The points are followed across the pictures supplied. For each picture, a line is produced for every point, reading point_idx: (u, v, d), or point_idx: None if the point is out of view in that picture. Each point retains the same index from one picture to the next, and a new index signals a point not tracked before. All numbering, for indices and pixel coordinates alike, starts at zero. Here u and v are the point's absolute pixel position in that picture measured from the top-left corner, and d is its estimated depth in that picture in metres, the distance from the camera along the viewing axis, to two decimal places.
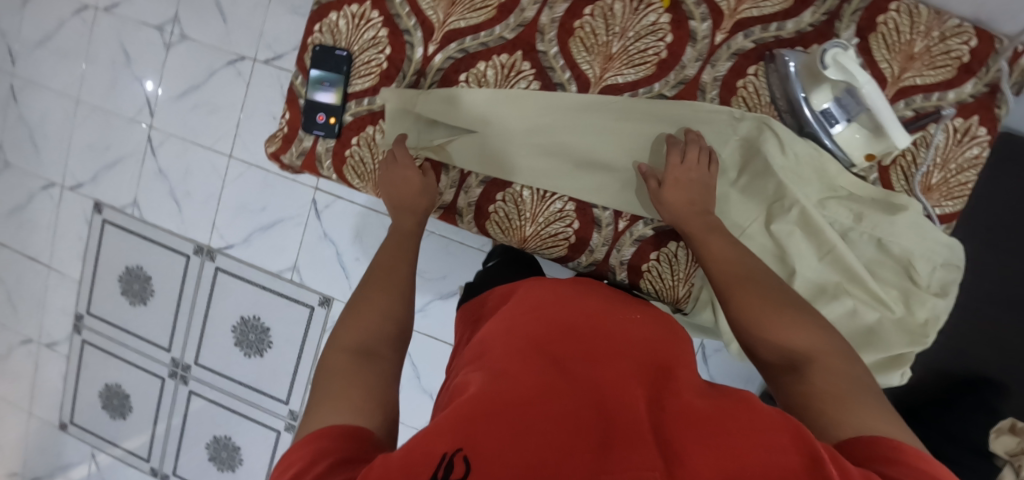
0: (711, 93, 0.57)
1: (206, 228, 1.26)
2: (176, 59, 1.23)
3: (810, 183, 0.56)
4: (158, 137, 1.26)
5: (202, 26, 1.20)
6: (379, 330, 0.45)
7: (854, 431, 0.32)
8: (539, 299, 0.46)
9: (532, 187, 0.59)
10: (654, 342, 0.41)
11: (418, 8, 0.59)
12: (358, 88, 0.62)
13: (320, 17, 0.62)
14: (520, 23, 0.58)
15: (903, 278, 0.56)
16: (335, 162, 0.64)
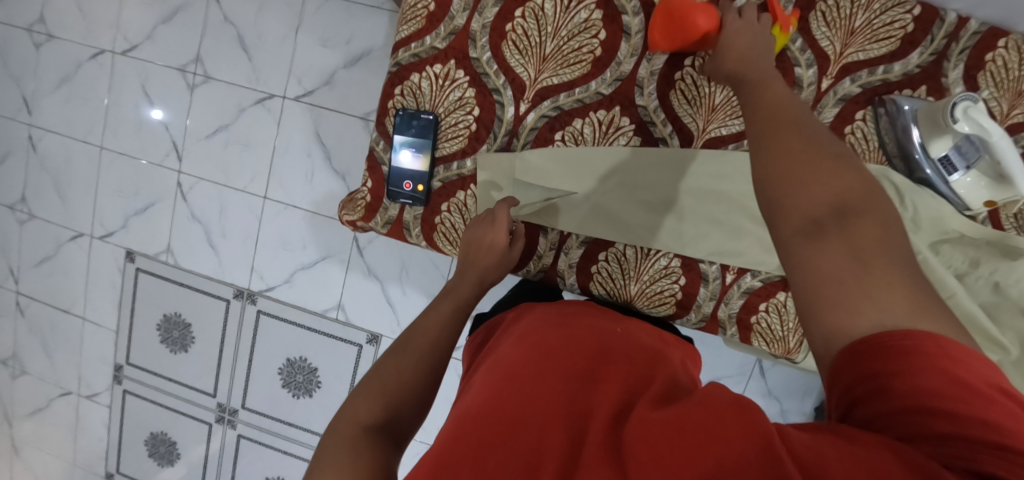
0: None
1: (244, 271, 1.24)
2: (202, 100, 1.20)
3: (924, 225, 0.55)
4: (188, 181, 1.23)
5: (227, 65, 1.17)
6: (394, 398, 0.43)
7: (875, 318, 0.26)
8: (520, 331, 0.47)
9: (636, 246, 0.61)
10: (630, 355, 0.41)
11: (507, 65, 0.62)
12: (445, 151, 0.66)
13: (401, 79, 0.65)
14: (617, 77, 0.59)
15: (1022, 320, 0.54)
16: (424, 228, 0.68)
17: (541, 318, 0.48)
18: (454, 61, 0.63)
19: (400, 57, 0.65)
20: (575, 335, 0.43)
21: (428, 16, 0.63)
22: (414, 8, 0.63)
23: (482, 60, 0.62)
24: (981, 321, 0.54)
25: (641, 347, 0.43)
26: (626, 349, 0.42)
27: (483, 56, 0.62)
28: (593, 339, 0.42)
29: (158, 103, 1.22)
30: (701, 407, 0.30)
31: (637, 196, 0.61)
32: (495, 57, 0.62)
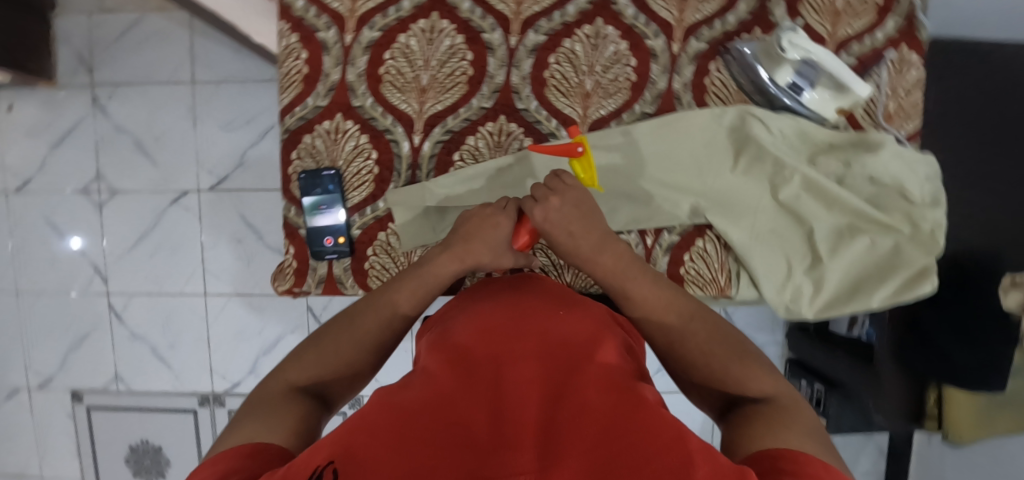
0: (683, 98, 0.64)
1: (203, 374, 1.20)
2: (113, 213, 1.19)
3: (795, 145, 0.63)
4: (121, 301, 1.20)
5: (131, 174, 1.18)
6: (326, 373, 0.54)
7: (777, 443, 0.34)
8: (473, 321, 0.51)
9: None
10: (566, 347, 0.46)
11: (391, 104, 0.67)
12: (356, 199, 0.68)
13: (294, 143, 0.67)
14: (493, 90, 0.66)
15: (900, 201, 0.61)
16: (356, 277, 0.68)
17: (496, 310, 0.53)
18: (340, 114, 0.66)
19: (286, 122, 0.67)
20: (526, 331, 0.48)
21: (303, 78, 0.66)
22: (289, 73, 0.66)
23: (366, 106, 0.67)
24: (869, 212, 0.61)
25: (579, 335, 0.48)
26: (564, 342, 0.47)
27: (366, 102, 0.67)
28: (537, 335, 0.47)
29: (67, 230, 1.20)
30: (624, 412, 0.35)
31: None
32: (378, 100, 0.67)
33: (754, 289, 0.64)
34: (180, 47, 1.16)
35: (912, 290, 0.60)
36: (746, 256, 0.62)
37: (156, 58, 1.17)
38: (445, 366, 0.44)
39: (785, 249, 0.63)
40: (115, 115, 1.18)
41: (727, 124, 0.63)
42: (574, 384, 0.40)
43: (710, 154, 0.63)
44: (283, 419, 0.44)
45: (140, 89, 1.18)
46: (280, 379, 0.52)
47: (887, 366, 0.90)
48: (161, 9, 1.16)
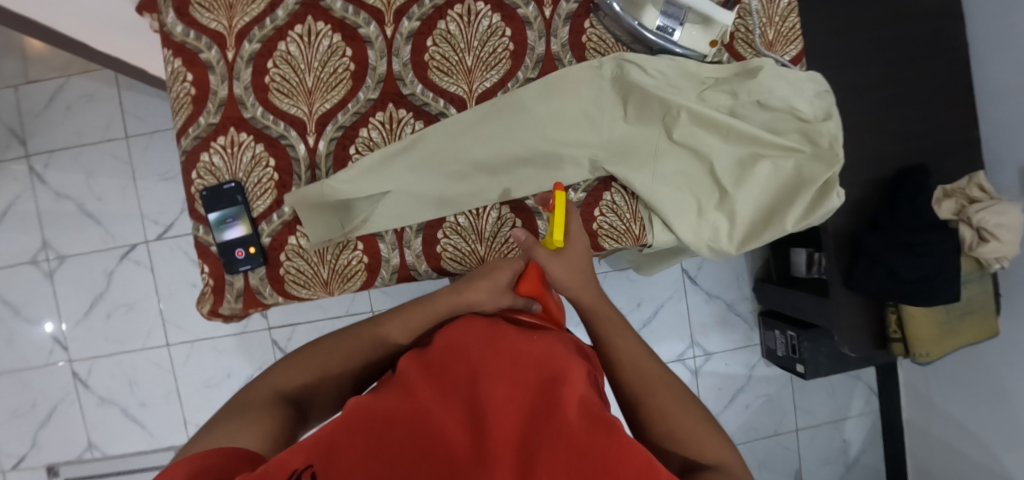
0: (566, 58, 0.77)
1: (177, 428, 1.38)
2: (64, 280, 1.37)
3: (688, 89, 0.76)
4: (84, 367, 1.36)
5: (76, 241, 1.37)
6: (306, 383, 0.63)
7: None
8: (452, 347, 0.57)
9: (464, 213, 0.77)
10: (541, 371, 0.50)
11: (282, 110, 0.74)
12: (261, 209, 0.75)
13: (193, 163, 0.74)
14: (378, 80, 0.75)
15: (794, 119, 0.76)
16: (273, 285, 0.76)
17: (480, 330, 0.59)
18: (233, 127, 0.74)
19: (184, 143, 0.74)
20: (504, 352, 0.53)
21: (193, 98, 0.74)
22: (179, 96, 0.74)
23: (257, 116, 0.74)
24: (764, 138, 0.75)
25: (557, 358, 0.52)
26: (540, 366, 0.51)
27: (256, 112, 0.74)
28: (513, 359, 0.52)
29: (35, 317, 1.36)
30: (583, 426, 0.39)
31: (447, 167, 0.75)
32: (269, 109, 0.74)
33: (667, 222, 0.78)
34: (111, 106, 1.36)
35: (820, 204, 0.78)
36: (656, 193, 0.76)
37: (82, 124, 1.37)
38: (424, 387, 0.49)
39: (692, 184, 0.78)
40: (52, 181, 1.36)
41: (620, 79, 0.75)
42: (544, 407, 0.44)
43: (608, 112, 0.76)
44: (263, 419, 0.52)
45: (74, 151, 1.36)
46: (265, 385, 0.61)
47: (839, 289, 1.06)
48: (84, 71, 1.36)
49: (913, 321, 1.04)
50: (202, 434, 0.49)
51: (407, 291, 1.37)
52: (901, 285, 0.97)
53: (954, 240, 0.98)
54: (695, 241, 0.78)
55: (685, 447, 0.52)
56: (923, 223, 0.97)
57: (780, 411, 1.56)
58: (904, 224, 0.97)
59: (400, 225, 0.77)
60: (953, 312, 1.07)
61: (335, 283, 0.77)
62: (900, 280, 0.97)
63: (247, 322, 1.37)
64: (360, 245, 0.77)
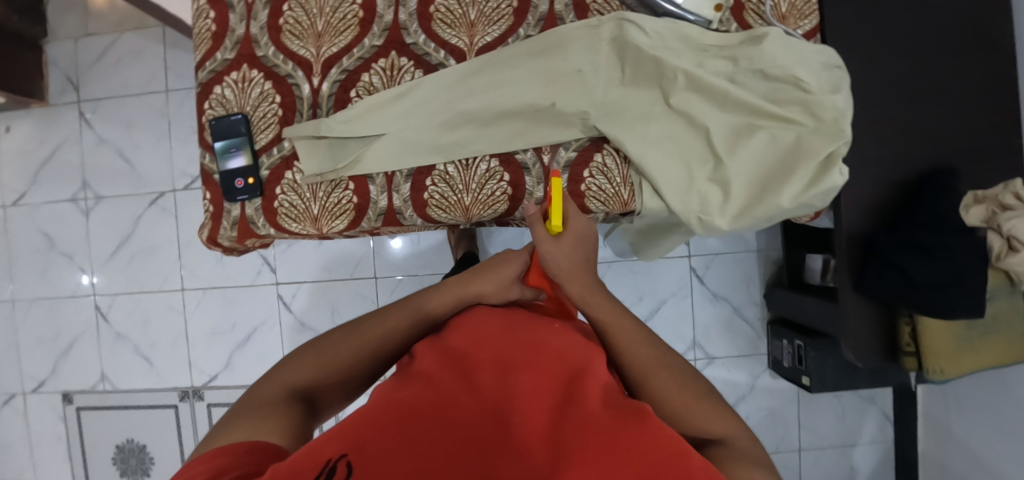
0: (731, 29, 0.63)
1: (183, 370, 1.22)
2: (100, 222, 1.22)
3: (808, 58, 0.59)
4: (106, 301, 1.23)
5: (112, 179, 1.21)
6: (324, 376, 0.46)
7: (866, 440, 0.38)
8: (471, 328, 0.47)
9: (611, 153, 0.62)
10: (565, 358, 0.41)
11: (442, 40, 0.63)
12: (263, 142, 0.64)
13: (206, 95, 0.65)
14: (538, 18, 0.63)
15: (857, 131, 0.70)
16: (267, 217, 0.64)
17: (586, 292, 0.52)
18: (394, 52, 0.63)
19: (200, 77, 0.65)
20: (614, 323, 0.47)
21: (213, 36, 0.65)
22: (200, 32, 0.66)
23: (268, 55, 0.64)
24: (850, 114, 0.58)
25: (577, 348, 0.44)
26: (557, 353, 0.42)
27: (418, 39, 0.63)
28: (537, 346, 0.43)
29: (70, 251, 1.24)
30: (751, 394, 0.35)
31: (571, 100, 0.60)
32: (430, 37, 0.63)
33: (725, 189, 0.60)
34: (154, 62, 1.20)
35: (821, 181, 0.58)
36: (738, 153, 0.59)
37: (131, 73, 1.20)
38: (439, 370, 0.40)
39: (754, 161, 0.60)
40: (98, 128, 1.22)
41: (748, 32, 0.59)
42: (573, 393, 0.36)
43: (706, 60, 0.60)
44: (275, 423, 0.38)
45: (118, 102, 1.21)
46: (277, 382, 0.44)
47: (850, 297, 0.86)
48: (138, 27, 1.20)
49: (931, 332, 0.81)
50: (215, 439, 0.36)
51: (417, 261, 1.17)
52: (918, 290, 0.77)
53: (980, 250, 0.77)
54: (764, 213, 0.60)
55: (691, 425, 0.40)
56: (944, 223, 0.77)
57: (781, 426, 1.21)
58: (925, 223, 0.77)
59: (547, 145, 0.63)
60: (973, 327, 0.84)
61: (325, 220, 0.64)
62: (913, 285, 0.77)
63: (254, 275, 1.20)
64: (496, 164, 0.63)
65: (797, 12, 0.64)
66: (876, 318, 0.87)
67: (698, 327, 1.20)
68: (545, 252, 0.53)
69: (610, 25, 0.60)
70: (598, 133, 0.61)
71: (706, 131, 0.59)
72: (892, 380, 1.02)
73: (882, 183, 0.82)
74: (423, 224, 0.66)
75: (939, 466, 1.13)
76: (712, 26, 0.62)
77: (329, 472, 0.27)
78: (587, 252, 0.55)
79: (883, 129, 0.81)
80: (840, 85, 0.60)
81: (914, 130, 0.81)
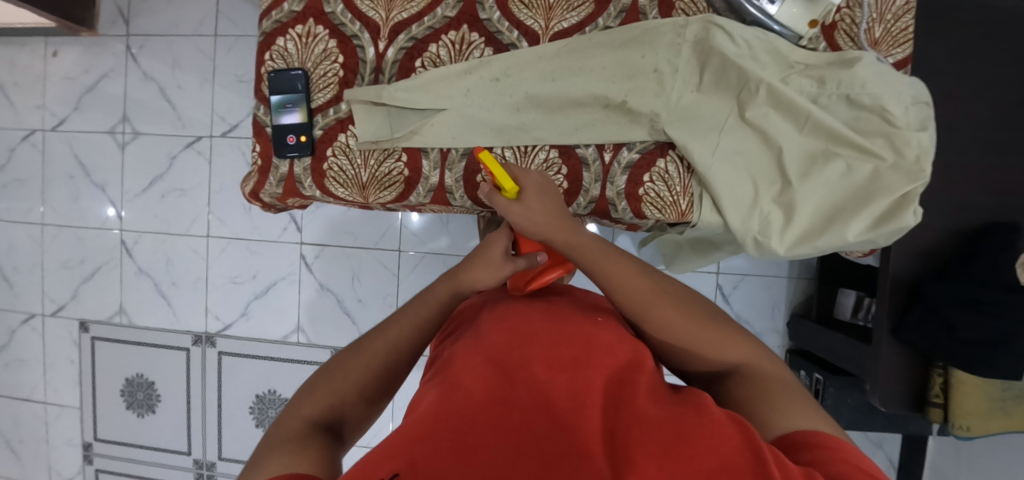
0: (818, 48, 0.60)
1: (199, 315, 1.24)
2: (135, 158, 1.22)
3: (900, 89, 0.55)
4: (132, 237, 1.24)
5: (152, 116, 1.21)
6: (341, 398, 0.44)
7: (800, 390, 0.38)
8: (510, 320, 0.45)
9: (676, 160, 0.60)
10: (612, 356, 0.40)
11: (517, 20, 0.60)
12: (321, 101, 0.63)
13: (267, 45, 0.63)
14: (620, 10, 0.60)
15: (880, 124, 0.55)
16: (315, 178, 0.63)
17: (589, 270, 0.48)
18: (465, 26, 0.61)
19: (263, 26, 0.63)
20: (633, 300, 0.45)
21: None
22: None
23: (336, 12, 0.62)
24: (934, 154, 0.55)
25: (623, 344, 0.42)
26: (604, 351, 0.41)
27: (492, 15, 0.60)
28: (581, 341, 0.41)
29: (101, 183, 1.24)
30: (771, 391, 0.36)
31: (644, 99, 0.58)
32: (505, 15, 0.60)
33: (789, 214, 0.57)
34: (207, 3, 1.18)
35: (893, 219, 0.56)
36: (809, 178, 0.56)
37: (183, 12, 1.19)
38: (482, 370, 0.39)
39: (825, 190, 0.57)
40: (143, 64, 1.21)
41: (841, 53, 0.56)
42: (626, 397, 0.35)
43: (790, 77, 0.57)
44: (306, 452, 0.35)
45: (166, 40, 1.20)
46: (293, 417, 0.41)
47: (885, 341, 0.83)
48: None
49: (964, 389, 0.79)
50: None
51: (441, 239, 1.15)
52: (959, 345, 0.75)
53: None
54: (826, 244, 0.57)
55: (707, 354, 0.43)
56: (999, 280, 0.73)
57: None
58: (977, 278, 0.74)
59: (610, 143, 0.61)
60: (1009, 389, 0.81)
61: (373, 190, 0.62)
62: (957, 340, 0.75)
63: (280, 231, 1.20)
64: (555, 155, 0.61)
65: (892, 38, 0.60)
66: (907, 366, 0.84)
67: None
68: (515, 217, 0.50)
69: (697, 27, 0.57)
70: (666, 138, 0.59)
71: (779, 151, 0.57)
72: (909, 429, 0.99)
73: (940, 229, 0.79)
74: (470, 206, 0.65)
75: None
76: (801, 41, 0.59)
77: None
78: (554, 199, 0.52)
79: (952, 173, 0.77)
80: (927, 123, 0.56)
81: (985, 178, 0.77)
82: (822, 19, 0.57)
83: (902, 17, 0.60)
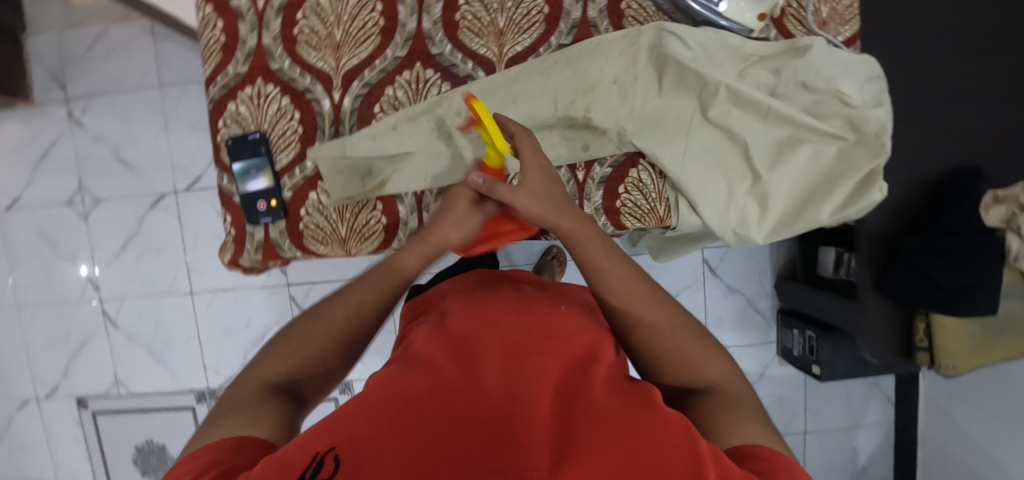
0: (770, 37, 0.60)
1: (199, 371, 1.22)
2: (100, 225, 1.18)
3: (854, 68, 0.56)
4: (114, 306, 1.21)
5: (110, 180, 1.17)
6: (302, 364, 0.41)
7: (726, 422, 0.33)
8: (476, 308, 0.47)
9: (648, 169, 0.61)
10: (570, 346, 0.41)
11: (470, 50, 0.59)
12: (284, 161, 0.61)
13: (220, 112, 0.61)
14: (571, 26, 0.59)
15: (840, 105, 0.57)
16: (293, 239, 0.62)
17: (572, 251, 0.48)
18: (419, 63, 0.60)
19: (211, 93, 0.61)
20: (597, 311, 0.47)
21: (222, 48, 0.60)
22: (207, 44, 0.60)
23: (284, 69, 0.60)
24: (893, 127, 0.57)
25: (583, 333, 0.44)
26: (564, 339, 0.42)
27: (444, 49, 0.59)
28: (541, 328, 0.42)
29: (70, 255, 1.20)
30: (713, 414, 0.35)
31: (607, 112, 0.59)
32: (456, 47, 0.59)
33: (764, 204, 0.59)
34: (145, 55, 1.13)
35: (862, 197, 0.57)
36: (779, 168, 0.58)
37: (123, 67, 1.14)
38: (443, 357, 0.39)
39: (796, 175, 0.59)
40: (90, 127, 1.16)
41: (792, 41, 0.56)
42: (580, 382, 0.36)
43: (748, 71, 0.58)
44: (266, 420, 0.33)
45: (110, 98, 1.15)
46: (249, 379, 0.39)
47: (869, 295, 0.87)
48: (124, 18, 1.12)
49: (945, 331, 0.83)
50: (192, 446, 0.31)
51: (430, 258, 1.15)
52: (939, 293, 0.79)
53: (999, 253, 0.79)
54: (803, 227, 0.59)
55: (681, 371, 0.39)
56: (967, 226, 0.77)
57: (790, 412, 1.24)
58: (948, 228, 0.77)
59: (582, 161, 0.61)
60: (989, 326, 0.86)
61: (353, 242, 0.62)
62: (935, 288, 0.79)
63: (265, 276, 1.18)
64: None
65: (839, 17, 0.60)
66: (892, 316, 0.88)
67: (710, 317, 1.21)
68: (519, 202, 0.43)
69: (650, 34, 0.57)
70: (635, 148, 0.60)
71: (745, 145, 0.58)
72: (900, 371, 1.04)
73: (908, 182, 0.81)
74: None
75: (939, 450, 1.17)
76: (753, 34, 0.59)
77: (316, 468, 0.26)
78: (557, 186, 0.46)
79: (912, 127, 0.80)
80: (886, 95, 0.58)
81: (941, 131, 0.80)
82: (770, 12, 0.57)
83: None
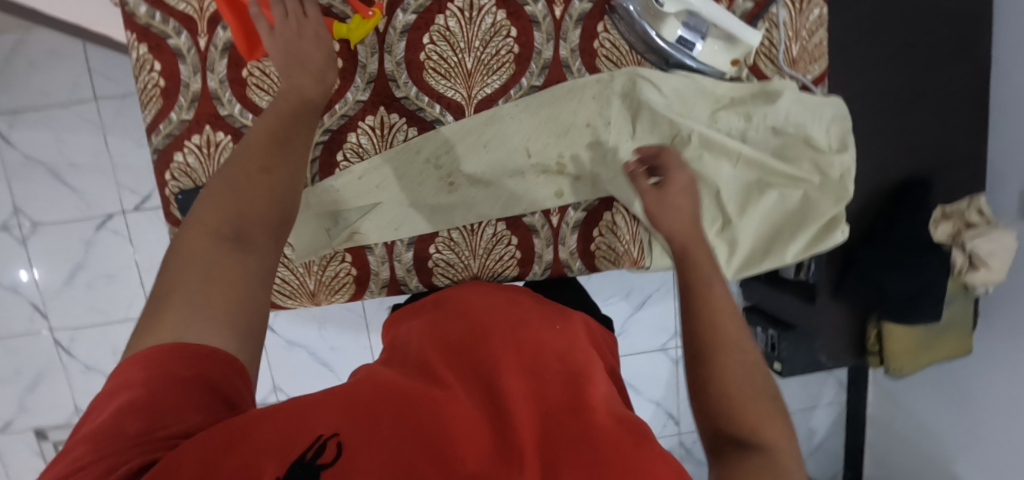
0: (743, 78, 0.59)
1: None
2: (41, 250, 1.10)
3: (821, 111, 0.57)
4: (66, 335, 1.14)
5: (47, 202, 1.07)
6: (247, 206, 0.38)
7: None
8: (474, 306, 0.44)
9: (622, 213, 0.61)
10: (570, 352, 0.38)
11: (436, 93, 0.56)
12: None
13: (166, 164, 0.56)
14: (543, 66, 0.57)
15: (807, 149, 0.58)
16: None
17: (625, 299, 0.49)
18: (383, 108, 0.56)
19: (154, 142, 0.56)
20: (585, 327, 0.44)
21: (162, 93, 0.55)
22: (144, 88, 0.55)
23: (234, 115, 0.56)
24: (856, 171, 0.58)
25: (570, 344, 0.40)
26: (564, 344, 0.39)
27: (409, 92, 0.56)
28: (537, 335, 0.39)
29: (10, 285, 1.11)
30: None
31: (579, 156, 0.58)
32: (422, 89, 0.56)
33: (733, 245, 0.60)
34: (74, 63, 1.02)
35: (822, 241, 0.59)
36: (747, 212, 0.59)
37: (50, 77, 1.02)
38: (443, 358, 0.36)
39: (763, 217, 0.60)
40: (18, 144, 1.05)
41: (763, 85, 0.57)
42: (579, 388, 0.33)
43: (719, 116, 0.57)
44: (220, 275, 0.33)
45: (37, 112, 1.04)
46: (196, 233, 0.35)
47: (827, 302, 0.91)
48: None
49: (892, 335, 0.90)
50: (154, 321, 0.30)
51: None
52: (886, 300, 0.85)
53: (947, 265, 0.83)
54: (769, 265, 0.61)
55: None
56: (916, 241, 0.82)
57: None
58: (897, 242, 0.82)
59: (556, 207, 0.60)
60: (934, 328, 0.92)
61: (323, 294, 0.60)
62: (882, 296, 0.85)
63: None
64: (503, 227, 0.60)
65: (808, 55, 0.60)
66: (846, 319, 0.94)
67: None
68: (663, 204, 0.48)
69: (623, 79, 0.57)
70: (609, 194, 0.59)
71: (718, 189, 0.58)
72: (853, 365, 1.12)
73: (864, 192, 0.84)
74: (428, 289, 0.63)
75: (884, 428, 1.28)
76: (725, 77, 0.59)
77: (317, 451, 0.24)
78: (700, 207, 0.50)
79: (872, 146, 0.82)
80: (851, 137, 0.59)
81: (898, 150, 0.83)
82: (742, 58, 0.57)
83: (816, 32, 0.60)
